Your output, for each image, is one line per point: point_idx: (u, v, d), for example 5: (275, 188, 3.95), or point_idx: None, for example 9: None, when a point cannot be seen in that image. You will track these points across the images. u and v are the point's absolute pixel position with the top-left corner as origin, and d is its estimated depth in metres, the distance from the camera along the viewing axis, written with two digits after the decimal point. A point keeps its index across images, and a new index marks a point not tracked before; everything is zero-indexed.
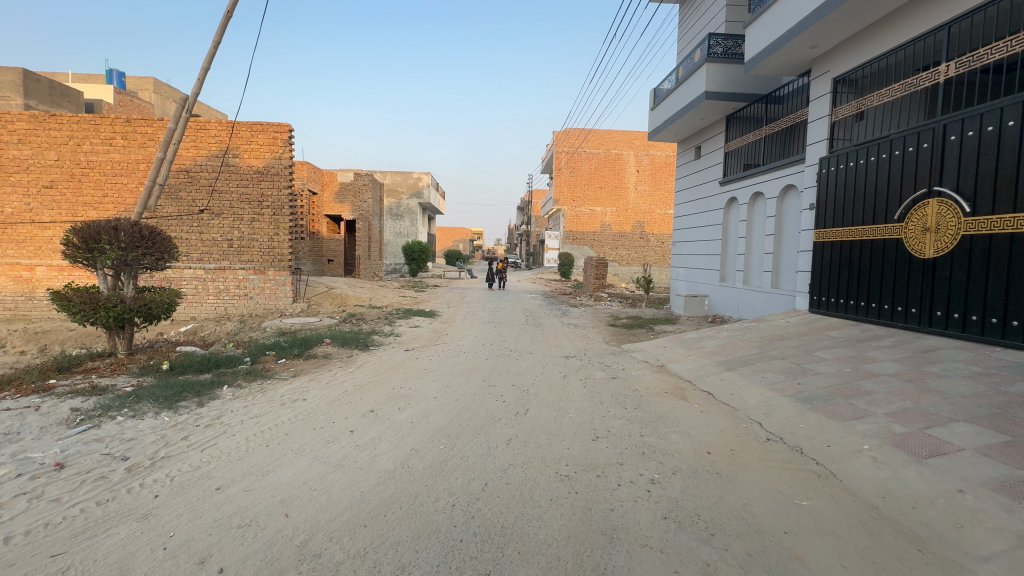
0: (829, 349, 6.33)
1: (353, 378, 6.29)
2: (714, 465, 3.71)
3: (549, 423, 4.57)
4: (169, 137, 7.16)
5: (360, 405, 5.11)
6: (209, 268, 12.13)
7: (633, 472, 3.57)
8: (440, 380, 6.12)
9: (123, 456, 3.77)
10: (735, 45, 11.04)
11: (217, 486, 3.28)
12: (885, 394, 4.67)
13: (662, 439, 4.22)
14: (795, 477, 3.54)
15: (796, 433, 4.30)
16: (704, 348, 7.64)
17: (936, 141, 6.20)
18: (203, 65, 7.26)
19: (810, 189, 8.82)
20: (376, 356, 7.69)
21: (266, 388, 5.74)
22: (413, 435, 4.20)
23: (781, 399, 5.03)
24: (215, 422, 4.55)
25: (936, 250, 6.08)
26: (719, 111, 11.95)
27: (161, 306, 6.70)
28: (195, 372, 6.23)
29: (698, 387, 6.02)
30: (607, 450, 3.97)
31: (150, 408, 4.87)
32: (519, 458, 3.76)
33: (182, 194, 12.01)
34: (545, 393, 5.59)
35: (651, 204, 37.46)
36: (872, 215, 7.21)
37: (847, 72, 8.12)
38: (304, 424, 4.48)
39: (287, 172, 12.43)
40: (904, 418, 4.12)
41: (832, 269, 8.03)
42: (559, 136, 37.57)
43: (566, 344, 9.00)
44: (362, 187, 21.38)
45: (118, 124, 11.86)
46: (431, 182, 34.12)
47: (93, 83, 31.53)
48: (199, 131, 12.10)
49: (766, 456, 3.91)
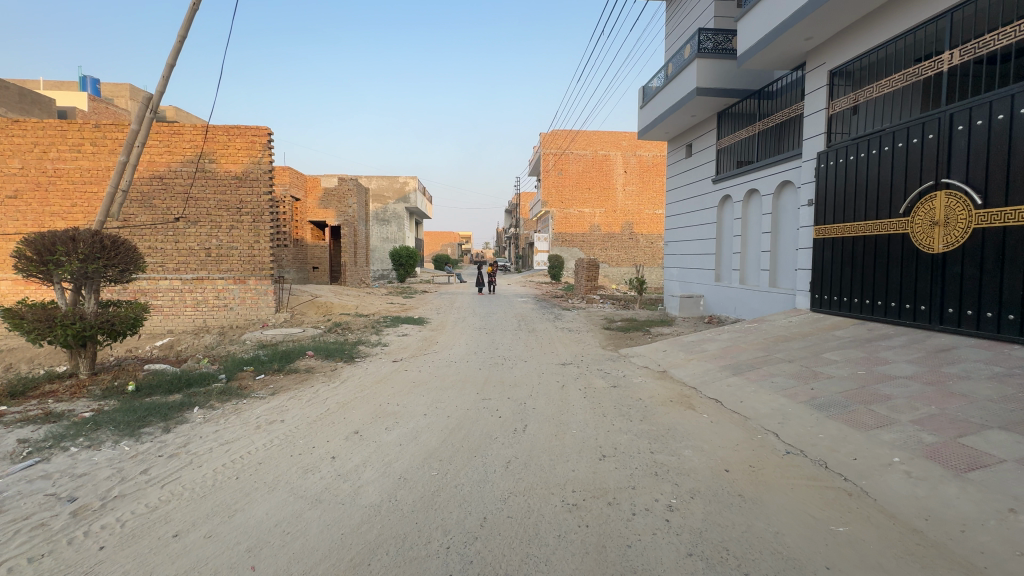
0: (838, 351, 6.05)
1: (337, 394, 5.84)
2: (735, 486, 3.37)
3: (549, 442, 4.17)
4: (133, 138, 6.65)
5: (343, 425, 4.68)
6: (186, 278, 11.56)
7: (647, 497, 3.21)
8: (430, 395, 5.69)
9: (70, 497, 3.30)
10: (725, 40, 10.82)
11: (175, 532, 2.84)
12: (907, 399, 4.37)
13: (675, 456, 3.87)
14: (826, 498, 3.21)
15: (817, 445, 3.98)
16: (706, 351, 7.34)
17: (942, 132, 5.98)
18: (168, 62, 6.80)
19: (807, 184, 8.60)
20: (361, 369, 7.24)
21: (242, 409, 5.28)
22: (401, 460, 3.81)
23: (796, 407, 4.72)
24: (181, 451, 4.10)
25: (945, 244, 5.84)
26: (711, 108, 11.72)
27: (125, 321, 6.21)
28: (165, 392, 5.75)
29: (704, 394, 5.70)
30: (616, 471, 3.61)
31: (109, 436, 4.39)
32: (520, 484, 3.38)
33: (156, 202, 11.45)
34: (544, 406, 5.21)
35: (640, 205, 37.37)
36: (876, 210, 6.99)
37: (843, 63, 7.89)
38: (280, 451, 4.03)
39: (266, 177, 11.93)
40: (933, 426, 3.82)
41: (834, 266, 7.79)
42: (546, 137, 37.29)
43: (561, 350, 8.63)
44: (346, 193, 20.86)
45: (87, 129, 11.26)
46: (418, 186, 33.66)
47: (68, 89, 30.56)
48: (173, 136, 11.53)
49: (789, 473, 3.58)
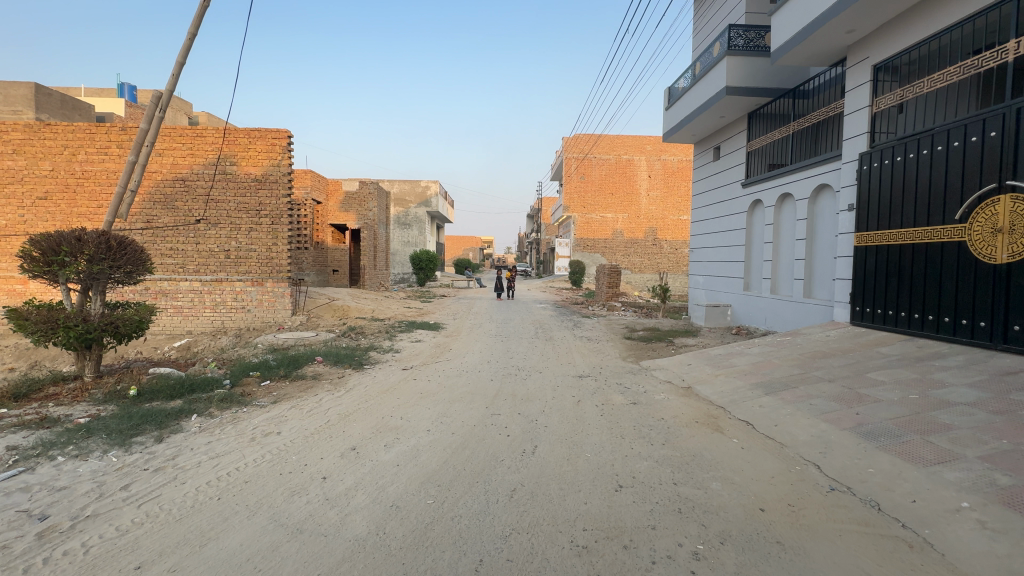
0: (885, 370, 5.48)
1: (340, 404, 5.57)
2: (773, 531, 2.92)
3: (561, 467, 3.79)
4: (143, 138, 6.55)
5: (341, 440, 4.40)
6: (205, 280, 11.59)
7: (669, 540, 2.79)
8: (436, 408, 5.36)
9: (41, 515, 3.08)
10: (757, 37, 10.22)
11: (138, 564, 2.56)
12: (972, 431, 3.83)
13: (701, 490, 3.42)
14: (881, 551, 2.74)
15: (868, 482, 3.48)
16: (735, 366, 6.81)
17: (1007, 128, 5.37)
18: (178, 60, 6.71)
19: (848, 188, 7.98)
20: (370, 377, 6.97)
21: (240, 418, 5.06)
22: (396, 484, 3.48)
23: (839, 435, 4.21)
24: (167, 465, 3.86)
25: (1010, 254, 5.23)
26: (741, 108, 11.15)
27: (130, 324, 6.10)
28: (166, 398, 5.59)
29: (732, 415, 5.22)
30: (634, 505, 3.19)
31: (99, 445, 4.19)
32: (524, 519, 3.01)
33: (178, 204, 11.52)
34: (557, 425, 4.83)
35: (664, 210, 36.61)
36: (927, 216, 6.37)
37: (889, 58, 7.28)
38: (269, 469, 3.75)
39: (286, 180, 11.89)
40: (1008, 465, 3.28)
41: (878, 277, 7.17)
42: (569, 142, 36.82)
43: (579, 361, 8.21)
44: (367, 196, 20.93)
45: (114, 132, 11.43)
46: (440, 190, 33.68)
47: (105, 96, 31.71)
48: (195, 139, 11.60)
49: (835, 516, 3.11)
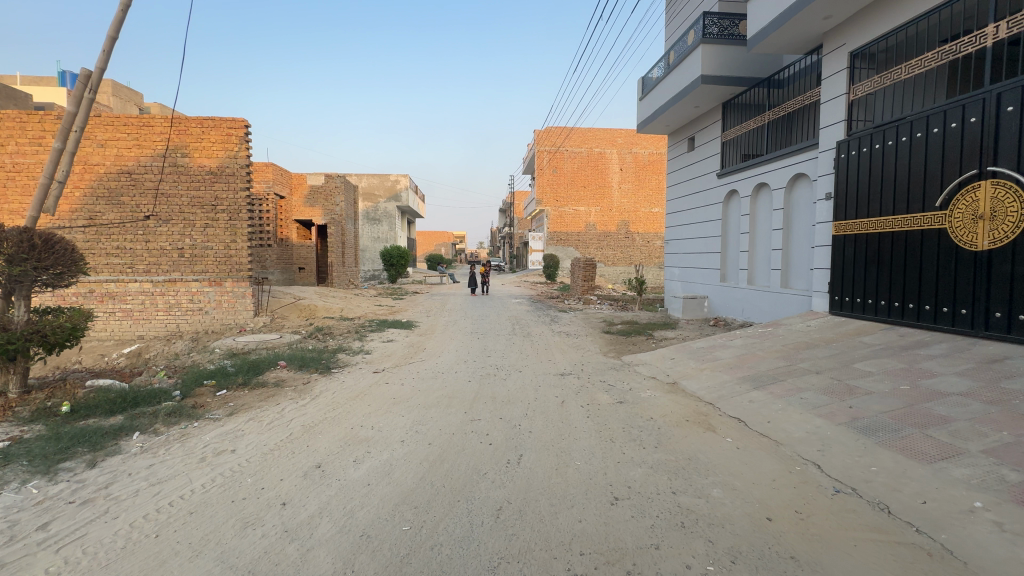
0: (871, 361, 5.39)
1: (304, 415, 5.08)
2: (786, 545, 2.67)
3: (550, 480, 3.46)
4: (70, 122, 5.81)
5: (306, 456, 3.96)
6: (157, 280, 10.72)
7: (675, 562, 2.51)
8: (409, 416, 4.96)
9: None
10: (731, 25, 10.11)
11: None
12: (970, 423, 3.71)
13: (702, 500, 3.15)
14: (902, 561, 2.53)
15: (873, 482, 3.30)
16: (719, 359, 6.65)
17: (987, 113, 5.32)
18: (110, 34, 6.03)
19: (825, 176, 7.93)
20: (338, 382, 6.49)
21: (190, 435, 4.53)
22: (366, 508, 3.08)
23: (836, 430, 4.04)
24: (98, 496, 3.33)
25: (991, 241, 5.21)
26: (716, 97, 11.04)
27: (61, 331, 5.40)
28: (105, 414, 4.99)
29: (721, 412, 5.02)
30: (632, 521, 2.90)
31: (16, 475, 3.61)
32: (513, 544, 2.67)
33: (124, 199, 10.60)
34: (542, 429, 4.51)
35: (636, 203, 36.86)
36: (906, 204, 6.33)
37: (865, 44, 7.21)
38: (220, 496, 3.29)
39: (244, 173, 11.11)
40: (1014, 460, 3.15)
41: (857, 266, 7.13)
42: (541, 135, 36.51)
43: (559, 359, 7.91)
44: (333, 190, 20.08)
45: (49, 121, 10.41)
46: (410, 185, 32.83)
47: (44, 86, 29.27)
48: (142, 128, 10.69)
49: (845, 523, 2.90)
